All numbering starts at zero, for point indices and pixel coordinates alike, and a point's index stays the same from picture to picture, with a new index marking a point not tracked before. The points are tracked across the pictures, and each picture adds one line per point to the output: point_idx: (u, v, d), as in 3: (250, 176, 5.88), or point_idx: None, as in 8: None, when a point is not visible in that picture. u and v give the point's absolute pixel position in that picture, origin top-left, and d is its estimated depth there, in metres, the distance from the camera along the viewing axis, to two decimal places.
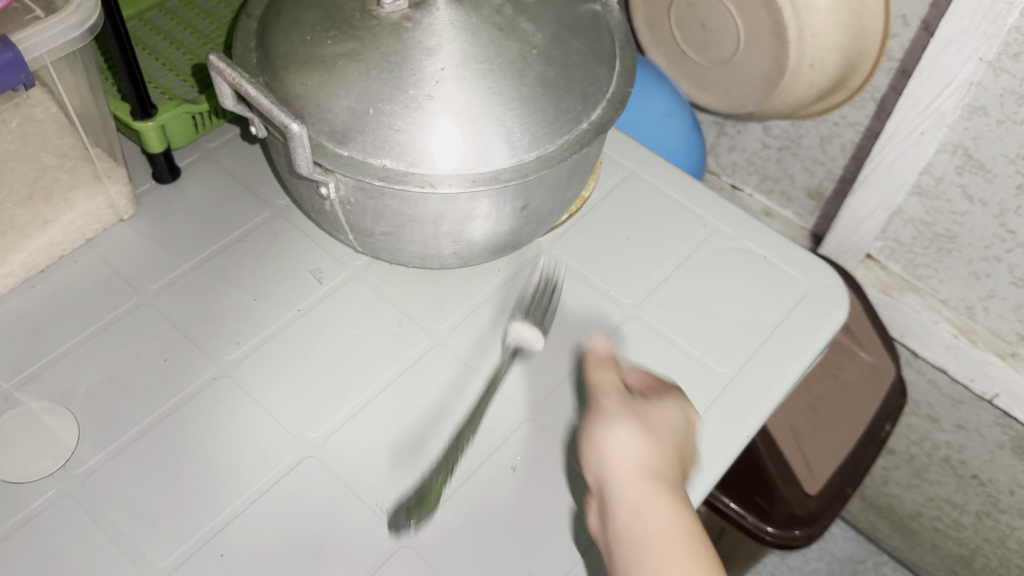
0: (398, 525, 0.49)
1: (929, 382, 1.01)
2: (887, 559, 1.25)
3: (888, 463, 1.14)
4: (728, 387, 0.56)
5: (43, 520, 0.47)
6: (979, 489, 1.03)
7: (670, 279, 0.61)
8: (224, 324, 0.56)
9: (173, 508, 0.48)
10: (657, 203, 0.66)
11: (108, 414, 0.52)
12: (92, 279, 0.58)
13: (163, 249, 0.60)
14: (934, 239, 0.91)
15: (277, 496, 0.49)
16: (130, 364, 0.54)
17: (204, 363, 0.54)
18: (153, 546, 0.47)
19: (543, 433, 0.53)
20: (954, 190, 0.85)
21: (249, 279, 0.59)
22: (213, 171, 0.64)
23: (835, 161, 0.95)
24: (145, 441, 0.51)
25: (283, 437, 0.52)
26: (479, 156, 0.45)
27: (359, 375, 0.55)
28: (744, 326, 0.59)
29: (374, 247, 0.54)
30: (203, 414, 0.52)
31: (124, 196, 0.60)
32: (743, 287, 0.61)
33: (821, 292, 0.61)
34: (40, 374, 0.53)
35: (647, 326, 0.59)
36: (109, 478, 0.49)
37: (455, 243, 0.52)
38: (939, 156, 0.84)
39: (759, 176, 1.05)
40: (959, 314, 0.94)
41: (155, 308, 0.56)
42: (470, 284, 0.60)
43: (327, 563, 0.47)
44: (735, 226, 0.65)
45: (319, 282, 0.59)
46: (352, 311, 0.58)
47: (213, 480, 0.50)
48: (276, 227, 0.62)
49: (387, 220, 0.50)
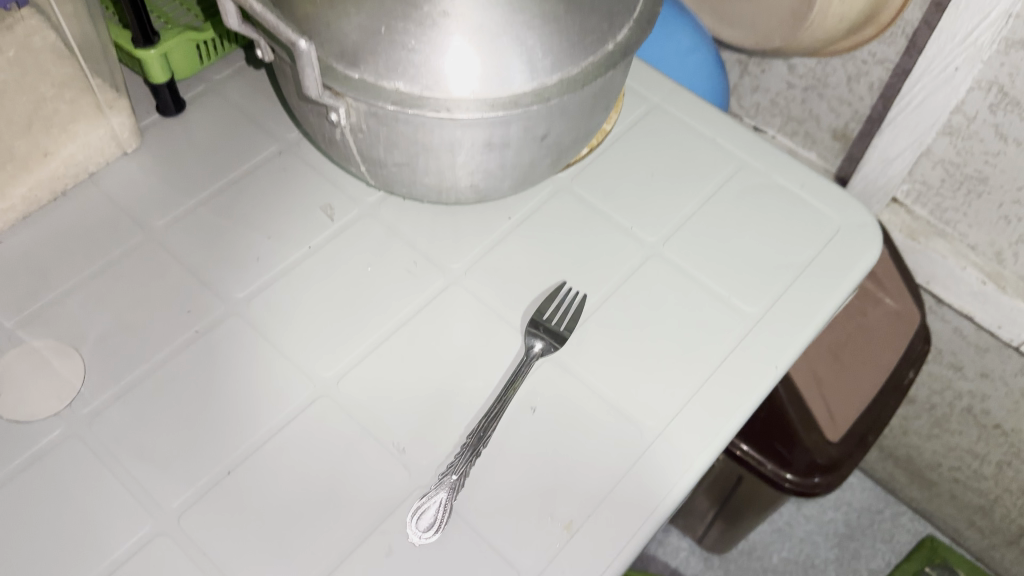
0: (415, 466, 0.47)
1: (953, 330, 0.98)
2: (904, 509, 1.24)
3: (908, 413, 1.12)
4: (756, 328, 0.54)
5: (50, 461, 0.46)
6: (1001, 439, 1.01)
7: (696, 216, 0.59)
8: (232, 263, 0.54)
9: (183, 450, 0.47)
10: (683, 138, 0.63)
11: (115, 354, 0.50)
12: (96, 214, 0.55)
13: (168, 184, 0.57)
14: (964, 180, 0.87)
15: (291, 436, 0.48)
16: (138, 303, 0.52)
17: (213, 302, 0.52)
18: (164, 488, 0.45)
19: (563, 373, 0.51)
20: (987, 128, 0.81)
21: (258, 215, 0.56)
22: (218, 104, 0.62)
23: (863, 101, 0.91)
24: (154, 381, 0.49)
25: (296, 376, 0.50)
26: (498, 81, 0.43)
27: (374, 313, 0.53)
28: (773, 266, 0.57)
29: (387, 180, 0.52)
30: (212, 353, 0.50)
31: (127, 129, 0.57)
32: (773, 225, 0.59)
33: (854, 230, 0.59)
34: (45, 313, 0.51)
35: (672, 264, 0.57)
36: (116, 419, 0.48)
37: (472, 175, 0.50)
38: (972, 94, 0.80)
39: (783, 118, 1.02)
40: (988, 259, 0.91)
41: (161, 245, 0.54)
42: (487, 221, 0.58)
43: (342, 504, 0.46)
44: (765, 162, 0.62)
45: (330, 219, 0.57)
46: (365, 248, 0.56)
47: (225, 420, 0.48)
48: (285, 162, 0.59)
49: (400, 149, 0.47)
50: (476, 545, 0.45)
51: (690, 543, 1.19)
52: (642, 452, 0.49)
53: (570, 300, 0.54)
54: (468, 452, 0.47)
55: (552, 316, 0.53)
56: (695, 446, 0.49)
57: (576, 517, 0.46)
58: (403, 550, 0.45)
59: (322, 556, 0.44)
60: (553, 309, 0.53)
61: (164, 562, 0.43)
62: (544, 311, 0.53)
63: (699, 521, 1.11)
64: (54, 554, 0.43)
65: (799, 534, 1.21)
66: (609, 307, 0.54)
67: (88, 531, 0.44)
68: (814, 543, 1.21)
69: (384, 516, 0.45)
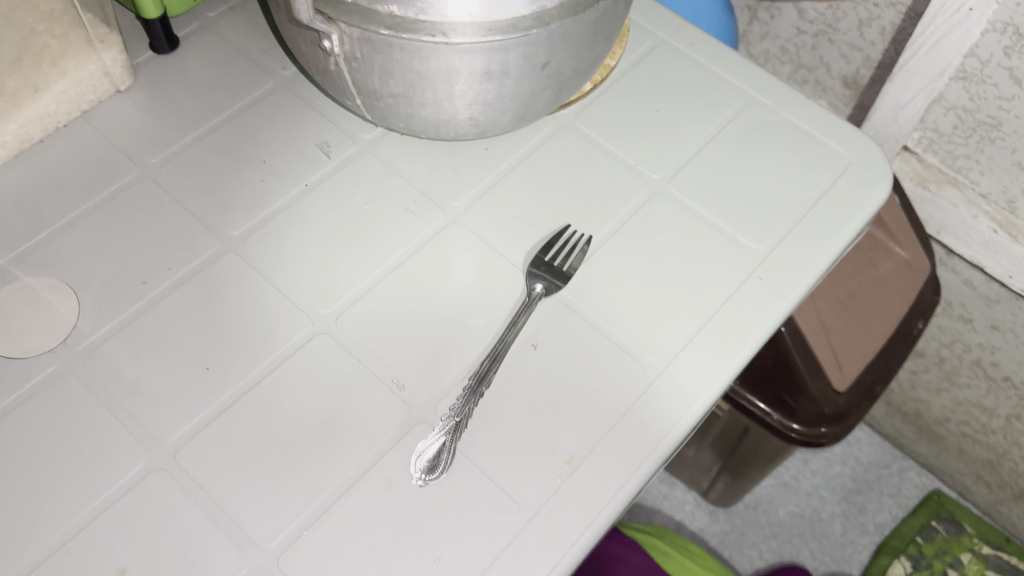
0: (414, 403, 0.47)
1: (963, 282, 0.96)
2: (911, 464, 1.23)
3: (916, 367, 1.11)
4: (762, 266, 0.53)
5: (46, 395, 0.46)
6: (1011, 392, 1.00)
7: (702, 154, 0.58)
8: (227, 201, 0.53)
9: (179, 384, 0.46)
10: (689, 75, 0.62)
11: (110, 291, 0.49)
12: (89, 152, 0.54)
13: (162, 121, 0.56)
14: (977, 126, 0.85)
15: (289, 372, 0.47)
16: (132, 240, 0.51)
17: (208, 238, 0.51)
18: (160, 422, 0.45)
19: (565, 311, 0.51)
20: (1000, 72, 0.79)
21: (253, 153, 0.55)
22: (213, 42, 0.60)
23: (874, 46, 0.88)
24: (149, 318, 0.48)
25: (293, 314, 0.49)
26: (496, 5, 0.42)
27: (372, 251, 0.52)
28: (780, 203, 0.56)
29: (384, 114, 0.50)
30: (208, 290, 0.50)
31: (120, 65, 0.56)
32: (781, 162, 0.58)
33: (863, 168, 0.57)
34: (38, 251, 0.50)
35: (676, 202, 0.55)
36: (111, 355, 0.47)
37: (471, 107, 0.49)
38: (986, 35, 0.77)
39: (793, 65, 0.99)
40: (999, 209, 0.88)
41: (156, 183, 0.53)
42: (488, 159, 0.57)
43: (341, 440, 0.45)
44: (773, 99, 0.61)
45: (327, 157, 0.56)
46: (364, 186, 0.55)
47: (221, 356, 0.47)
48: (281, 100, 0.58)
49: (396, 78, 0.46)
50: (476, 480, 0.45)
51: (695, 497, 1.19)
52: (644, 388, 0.48)
53: (575, 240, 0.53)
54: (470, 392, 0.46)
55: (555, 255, 0.51)
56: (698, 384, 0.48)
57: (577, 453, 0.46)
58: (401, 485, 0.44)
59: (320, 491, 0.44)
60: (558, 247, 0.52)
61: (161, 496, 0.43)
62: (543, 252, 0.51)
63: (704, 475, 1.11)
64: (50, 487, 0.43)
65: (805, 489, 1.21)
66: (612, 244, 0.53)
67: (84, 465, 0.44)
68: (820, 497, 1.20)
69: (383, 451, 0.45)
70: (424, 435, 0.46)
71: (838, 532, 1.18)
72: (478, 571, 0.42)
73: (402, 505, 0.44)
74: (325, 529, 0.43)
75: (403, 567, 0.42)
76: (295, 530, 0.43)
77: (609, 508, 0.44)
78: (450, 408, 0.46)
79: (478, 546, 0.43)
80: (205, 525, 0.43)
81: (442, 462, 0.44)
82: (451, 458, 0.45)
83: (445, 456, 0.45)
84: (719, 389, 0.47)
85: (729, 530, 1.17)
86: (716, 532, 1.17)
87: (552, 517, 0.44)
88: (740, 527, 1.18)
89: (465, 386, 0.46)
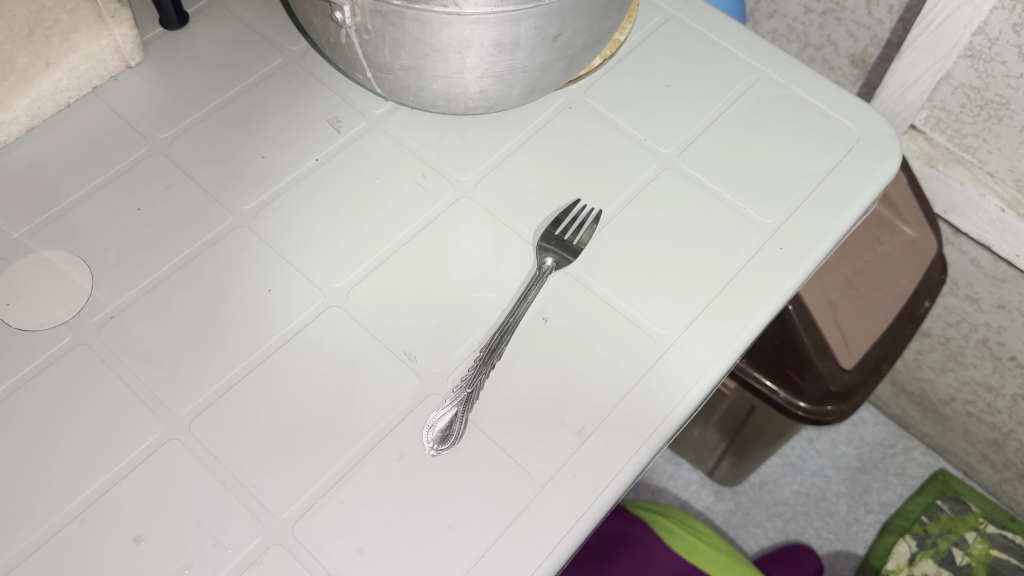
0: (425, 374, 0.47)
1: (970, 262, 0.96)
2: (916, 444, 1.24)
3: (922, 347, 1.10)
4: (772, 240, 0.53)
5: (62, 366, 0.46)
6: (1016, 370, 1.00)
7: (711, 129, 0.58)
8: (238, 175, 0.53)
9: (193, 355, 0.47)
10: (699, 50, 0.62)
11: (123, 263, 0.50)
12: (101, 127, 0.54)
13: (172, 96, 0.56)
14: (985, 105, 0.84)
15: (302, 344, 0.48)
16: (144, 213, 0.51)
17: (220, 212, 0.52)
18: (175, 393, 0.46)
19: (575, 284, 0.51)
20: (1008, 50, 0.78)
21: (263, 128, 0.56)
22: (222, 18, 0.60)
23: (882, 24, 0.87)
24: (161, 290, 0.49)
25: (305, 287, 0.50)
26: None
27: (383, 224, 0.52)
28: (789, 178, 0.56)
29: (394, 88, 0.50)
30: (220, 263, 0.50)
31: (130, 41, 0.56)
32: (790, 137, 0.58)
33: (872, 142, 0.58)
34: (51, 225, 0.51)
35: (686, 176, 0.55)
36: (125, 327, 0.48)
37: (482, 80, 0.49)
38: (995, 13, 0.76)
39: (801, 44, 0.99)
40: (1007, 187, 0.88)
41: (167, 157, 0.54)
42: (498, 134, 0.57)
43: (353, 410, 0.46)
44: (782, 73, 0.61)
45: (337, 131, 0.56)
46: (374, 161, 0.55)
47: (234, 328, 0.48)
48: (290, 76, 0.58)
49: (407, 51, 0.46)
50: (488, 449, 0.45)
51: (701, 476, 1.20)
52: (654, 360, 0.48)
53: (584, 214, 0.53)
54: (481, 363, 0.46)
55: (565, 229, 0.52)
56: (707, 357, 0.49)
57: (588, 423, 0.46)
58: (414, 454, 0.45)
59: (333, 461, 0.44)
60: (568, 222, 0.52)
61: (176, 465, 0.44)
62: (554, 226, 0.52)
63: (709, 454, 1.11)
64: (66, 457, 0.44)
65: (810, 469, 1.21)
66: (622, 218, 0.53)
67: (99, 435, 0.44)
68: (825, 476, 1.21)
69: (395, 421, 0.46)
70: (435, 405, 0.46)
71: (843, 511, 1.18)
72: (490, 538, 0.43)
73: (415, 474, 0.44)
74: (339, 497, 0.43)
75: (415, 534, 0.43)
76: (309, 498, 0.43)
77: (620, 477, 0.45)
78: (461, 379, 0.46)
79: (490, 514, 0.43)
80: (220, 493, 0.43)
81: (454, 432, 0.45)
82: (462, 428, 0.45)
83: (456, 426, 0.45)
84: (728, 362, 0.48)
85: (735, 508, 1.18)
86: (722, 511, 1.18)
87: (562, 487, 0.44)
88: (746, 506, 1.18)
89: (476, 358, 0.47)
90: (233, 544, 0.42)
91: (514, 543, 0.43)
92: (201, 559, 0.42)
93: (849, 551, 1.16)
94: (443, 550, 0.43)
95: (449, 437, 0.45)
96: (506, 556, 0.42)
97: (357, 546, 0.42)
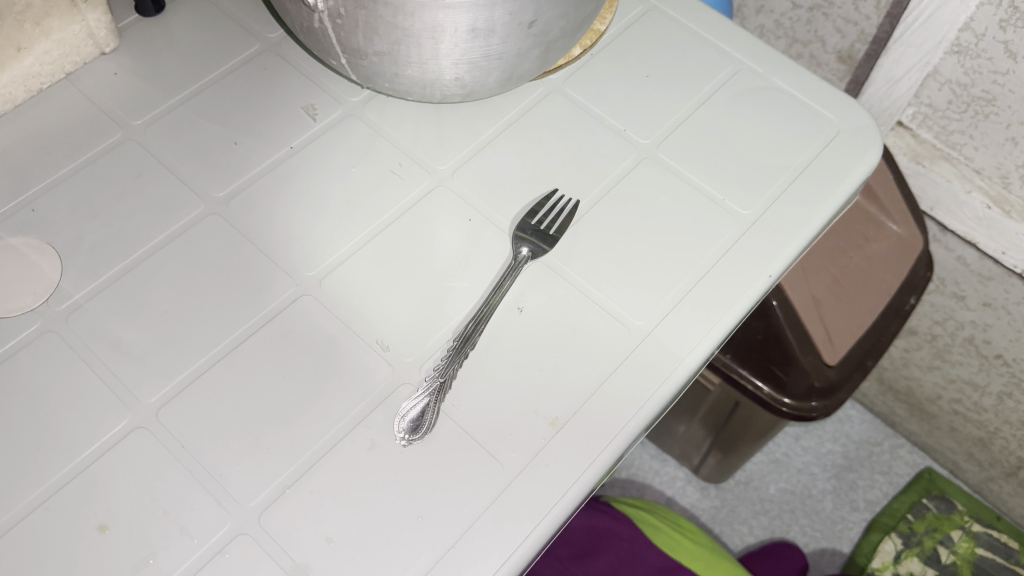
0: (398, 363, 0.47)
1: (957, 260, 0.95)
2: (903, 442, 1.23)
3: (909, 345, 1.10)
4: (750, 231, 0.53)
5: (28, 353, 0.46)
6: (1002, 368, 0.99)
7: (690, 119, 0.57)
8: (211, 162, 0.53)
9: (162, 343, 0.46)
10: (680, 41, 0.61)
11: (95, 252, 0.49)
12: (74, 113, 0.54)
13: (148, 83, 0.56)
14: (972, 102, 0.83)
15: (274, 332, 0.47)
16: (116, 200, 0.51)
17: (193, 199, 0.51)
18: (142, 381, 0.45)
19: (551, 274, 0.50)
20: (995, 46, 0.77)
21: (239, 116, 0.55)
22: (201, 6, 0.59)
23: (869, 20, 0.86)
24: (132, 277, 0.48)
25: (278, 276, 0.49)
26: None
27: (357, 212, 0.52)
28: (770, 168, 0.55)
29: (369, 75, 0.50)
30: (192, 251, 0.49)
31: (104, 27, 0.55)
32: (770, 129, 0.57)
33: (853, 134, 0.57)
34: (22, 212, 0.50)
35: (665, 166, 0.55)
36: (94, 315, 0.47)
37: (458, 67, 0.48)
38: (981, 8, 0.76)
39: (788, 40, 0.98)
40: (993, 184, 0.87)
41: (141, 144, 0.53)
42: (474, 123, 0.56)
43: (322, 398, 0.45)
44: (763, 64, 0.60)
45: (313, 119, 0.55)
46: (350, 149, 0.54)
47: (205, 317, 0.47)
48: (266, 63, 0.57)
49: (381, 36, 0.45)
50: (460, 440, 0.45)
51: (687, 473, 1.20)
52: (629, 351, 0.48)
53: (562, 203, 0.52)
54: (454, 353, 0.46)
55: (542, 219, 0.51)
56: (683, 347, 0.48)
57: (561, 413, 0.46)
58: (385, 444, 0.44)
59: (302, 450, 0.44)
60: (545, 212, 0.51)
61: (141, 453, 0.43)
62: (530, 216, 0.51)
63: (695, 450, 1.11)
64: (31, 447, 0.43)
65: (796, 466, 1.21)
66: (599, 208, 0.53)
67: (64, 422, 0.44)
68: (811, 474, 1.20)
69: (367, 410, 0.45)
70: (407, 396, 0.45)
71: (829, 508, 1.18)
72: (461, 529, 0.42)
73: (386, 464, 0.44)
74: (309, 487, 0.43)
75: (384, 525, 0.42)
76: (278, 488, 0.43)
77: (593, 468, 0.44)
78: (434, 369, 0.46)
79: (461, 505, 0.43)
80: (187, 482, 0.43)
81: (425, 422, 0.44)
82: (432, 419, 0.45)
83: (428, 416, 0.44)
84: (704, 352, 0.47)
85: (721, 505, 1.18)
86: (707, 508, 1.18)
87: (534, 477, 0.44)
88: (731, 503, 1.18)
89: (449, 348, 0.46)
90: (199, 533, 0.41)
91: (484, 534, 0.42)
92: (165, 548, 0.41)
93: (835, 548, 1.16)
94: (413, 540, 0.42)
95: (419, 429, 0.44)
96: (477, 546, 0.42)
97: (325, 537, 0.42)
